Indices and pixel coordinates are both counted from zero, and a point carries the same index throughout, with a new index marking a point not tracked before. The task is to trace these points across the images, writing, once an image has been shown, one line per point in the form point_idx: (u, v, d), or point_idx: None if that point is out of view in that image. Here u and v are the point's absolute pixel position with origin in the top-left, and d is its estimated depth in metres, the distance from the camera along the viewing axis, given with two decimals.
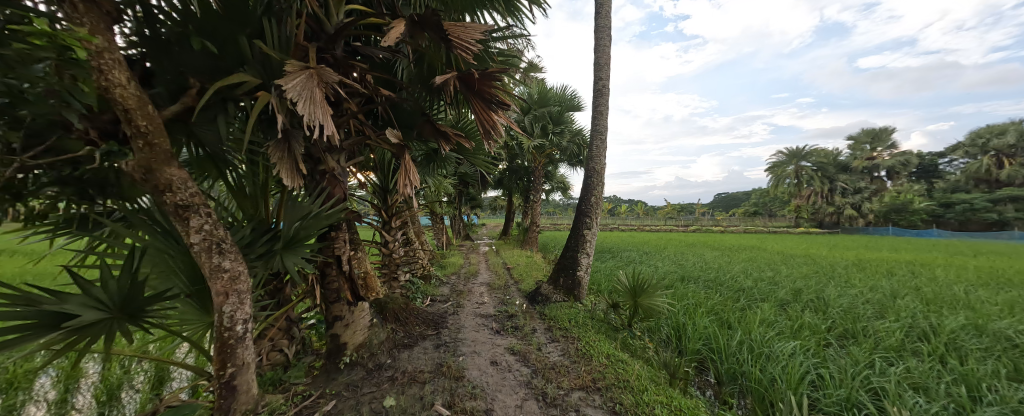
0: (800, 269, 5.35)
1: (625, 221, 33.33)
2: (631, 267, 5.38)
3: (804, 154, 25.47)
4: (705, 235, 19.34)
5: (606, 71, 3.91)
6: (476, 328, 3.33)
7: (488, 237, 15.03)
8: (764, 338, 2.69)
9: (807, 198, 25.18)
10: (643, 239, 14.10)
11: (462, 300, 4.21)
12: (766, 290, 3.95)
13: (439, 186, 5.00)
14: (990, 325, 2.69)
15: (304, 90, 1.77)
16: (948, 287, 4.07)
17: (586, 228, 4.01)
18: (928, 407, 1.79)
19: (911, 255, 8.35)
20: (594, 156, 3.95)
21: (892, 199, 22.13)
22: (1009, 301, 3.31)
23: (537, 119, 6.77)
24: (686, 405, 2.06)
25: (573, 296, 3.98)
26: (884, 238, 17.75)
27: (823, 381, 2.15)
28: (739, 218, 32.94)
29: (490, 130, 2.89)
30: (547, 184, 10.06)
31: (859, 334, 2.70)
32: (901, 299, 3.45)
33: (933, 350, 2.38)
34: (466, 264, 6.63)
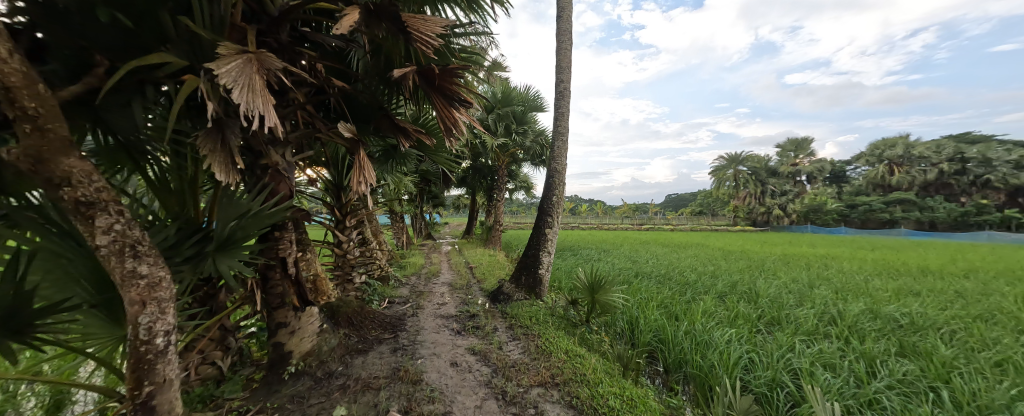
0: (737, 263, 5.90)
1: (587, 220, 34.58)
2: (589, 264, 5.59)
3: (743, 159, 28.12)
4: (657, 233, 20.67)
5: (568, 74, 4.01)
6: (436, 330, 3.26)
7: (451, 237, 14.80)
8: (705, 328, 2.94)
9: (745, 199, 27.86)
10: (601, 238, 14.73)
11: (423, 301, 4.10)
12: (708, 284, 4.31)
13: (399, 183, 4.81)
14: (883, 309, 3.16)
15: (241, 76, 1.60)
16: (853, 277, 4.71)
17: (547, 227, 4.07)
18: (835, 383, 2.06)
19: (826, 250, 9.57)
20: (556, 157, 4.03)
21: (812, 201, 25.26)
22: (894, 288, 3.93)
23: (500, 118, 6.76)
24: (637, 394, 2.19)
25: (535, 294, 4.03)
26: (805, 235, 20.17)
27: (753, 364, 2.39)
28: (688, 217, 35.61)
29: (451, 128, 2.83)
30: (511, 184, 10.12)
31: (783, 321, 3.04)
32: (816, 289, 3.94)
33: (839, 333, 2.75)
34: (427, 264, 6.47)
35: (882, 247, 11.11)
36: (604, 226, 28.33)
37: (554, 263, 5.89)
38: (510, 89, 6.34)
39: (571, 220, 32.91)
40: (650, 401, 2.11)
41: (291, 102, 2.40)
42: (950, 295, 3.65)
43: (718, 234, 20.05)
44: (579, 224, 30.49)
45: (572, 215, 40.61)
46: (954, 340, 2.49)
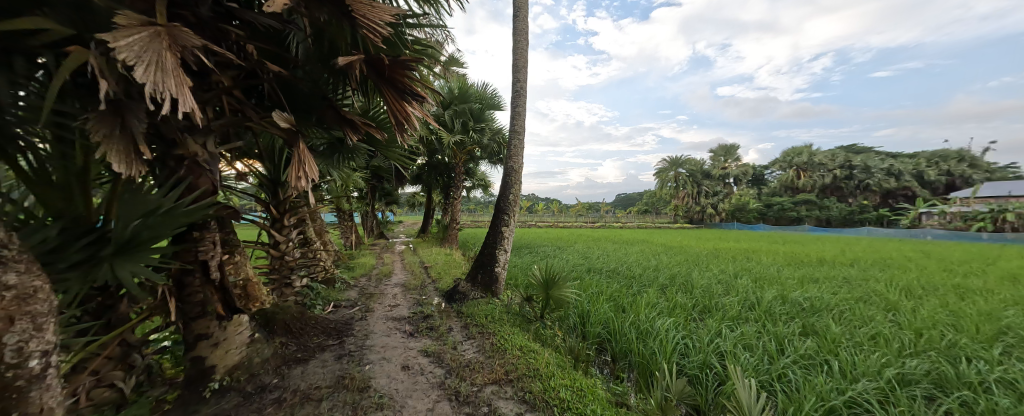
0: (676, 258, 6.45)
1: (544, 218, 35.46)
2: (545, 262, 5.74)
3: (684, 162, 30.78)
4: (608, 231, 21.86)
5: (524, 74, 4.05)
6: (386, 333, 3.11)
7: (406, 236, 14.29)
8: (649, 318, 3.17)
9: (685, 199, 30.53)
10: (557, 235, 15.23)
11: (372, 303, 3.90)
12: (652, 277, 4.66)
13: (348, 180, 4.51)
14: (791, 295, 3.66)
15: (148, 52, 1.38)
16: (769, 268, 5.39)
17: (504, 225, 4.07)
18: (752, 362, 2.35)
19: (749, 244, 10.84)
20: (513, 155, 4.05)
21: (739, 201, 28.43)
22: (799, 276, 4.58)
23: (457, 115, 6.65)
24: (586, 384, 2.29)
25: (491, 292, 4.03)
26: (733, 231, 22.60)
27: (688, 349, 2.64)
28: (637, 216, 38.13)
29: (403, 121, 2.71)
30: (468, 182, 10.00)
31: (713, 309, 3.38)
32: (740, 279, 4.44)
33: (757, 317, 3.13)
34: (379, 265, 6.18)
35: (792, 241, 12.90)
36: (561, 225, 29.29)
37: (511, 261, 5.96)
38: (467, 85, 6.25)
39: (529, 219, 33.54)
40: (598, 390, 2.22)
41: (214, 85, 2.12)
42: (841, 281, 4.33)
43: (663, 232, 21.80)
44: (537, 222, 31.19)
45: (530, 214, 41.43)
46: (842, 319, 2.97)
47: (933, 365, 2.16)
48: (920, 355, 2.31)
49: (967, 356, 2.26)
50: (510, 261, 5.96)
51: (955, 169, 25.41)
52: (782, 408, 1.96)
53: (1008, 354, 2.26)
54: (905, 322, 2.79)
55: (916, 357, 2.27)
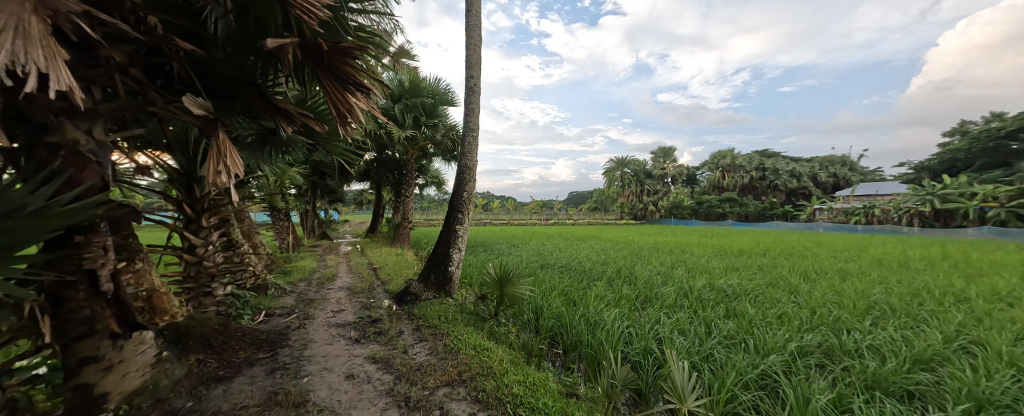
0: (622, 252, 6.89)
1: (499, 216, 35.63)
2: (499, 259, 5.77)
3: (629, 162, 32.92)
4: (559, 227, 22.65)
5: (478, 70, 4.01)
6: (328, 341, 2.89)
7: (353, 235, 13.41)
8: (597, 310, 3.34)
9: (631, 196, 32.70)
10: (512, 233, 15.40)
11: (312, 309, 3.59)
12: (600, 271, 4.92)
13: (283, 175, 4.10)
14: (717, 283, 4.11)
15: (8, 17, 1.12)
16: (700, 259, 6.00)
17: (458, 223, 3.99)
18: (685, 344, 2.59)
19: (684, 238, 11.97)
20: (467, 153, 3.98)
21: (677, 199, 31.19)
22: (723, 266, 5.16)
23: (409, 110, 6.39)
24: (538, 378, 2.34)
25: (445, 292, 3.94)
26: (671, 227, 24.72)
27: (632, 336, 2.83)
28: (588, 213, 39.99)
29: (345, 114, 2.53)
30: (421, 179, 9.67)
31: (653, 299, 3.67)
32: (676, 270, 4.88)
33: (690, 304, 3.46)
34: (321, 267, 5.72)
35: (719, 235, 14.51)
36: (516, 223, 29.74)
37: (465, 259, 5.89)
38: (418, 79, 6.02)
39: (486, 217, 33.53)
40: (550, 383, 2.28)
41: (103, 61, 1.78)
42: (756, 269, 4.95)
43: (611, 228, 23.26)
44: (493, 220, 31.32)
45: (486, 211, 41.36)
46: (756, 302, 3.40)
47: (823, 338, 2.57)
48: (814, 329, 2.73)
49: (846, 328, 2.72)
50: (464, 259, 5.89)
51: (841, 172, 30.51)
52: (710, 384, 2.19)
53: (876, 325, 2.77)
54: (804, 302, 3.28)
55: (811, 332, 2.68)
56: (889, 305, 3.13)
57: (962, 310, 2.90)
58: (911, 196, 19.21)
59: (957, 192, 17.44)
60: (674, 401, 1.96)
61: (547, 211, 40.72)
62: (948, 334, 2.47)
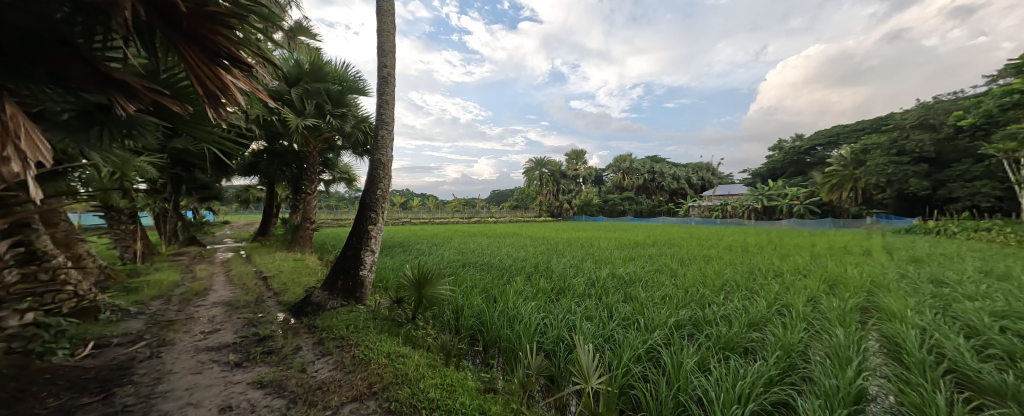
0: (539, 248, 7.34)
1: (418, 214, 34.10)
2: (418, 260, 5.54)
3: (546, 162, 34.76)
4: (481, 226, 22.93)
5: (392, 60, 3.74)
6: (195, 370, 2.36)
7: (234, 240, 11.24)
8: (515, 304, 3.47)
9: (548, 195, 34.77)
10: (433, 232, 14.99)
11: (171, 334, 2.89)
12: (520, 266, 5.14)
13: (124, 166, 3.19)
14: (619, 271, 4.67)
15: None
16: (605, 251, 6.76)
17: (371, 224, 3.66)
18: (591, 329, 2.86)
19: (592, 233, 13.32)
20: (380, 148, 3.67)
21: (588, 198, 34.36)
22: (622, 256, 5.89)
23: (309, 95, 5.64)
24: (456, 378, 2.31)
25: (354, 299, 3.58)
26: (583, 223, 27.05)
27: (546, 326, 3.01)
28: (510, 211, 41.16)
29: (217, 93, 2.09)
30: (327, 175, 8.63)
31: (566, 290, 3.97)
32: (585, 262, 5.40)
33: (596, 292, 3.84)
34: (187, 281, 4.64)
35: (619, 229, 16.57)
36: (437, 221, 28.99)
37: (379, 262, 5.50)
38: (321, 62, 5.34)
39: (403, 216, 31.72)
40: (468, 382, 2.28)
41: None
42: (645, 258, 5.80)
43: (530, 226, 24.45)
44: (413, 219, 29.93)
45: (404, 210, 39.15)
46: (647, 287, 3.95)
47: (693, 313, 3.13)
48: (687, 306, 3.31)
49: (708, 303, 3.37)
50: (378, 262, 5.47)
51: (709, 176, 37.82)
52: (610, 362, 2.46)
53: (727, 298, 3.50)
54: (679, 284, 3.96)
55: (685, 308, 3.24)
56: (735, 281, 4.00)
57: (777, 282, 3.87)
58: (749, 196, 24.83)
59: (778, 193, 23.23)
60: (581, 382, 2.14)
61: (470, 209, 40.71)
62: (770, 300, 3.27)
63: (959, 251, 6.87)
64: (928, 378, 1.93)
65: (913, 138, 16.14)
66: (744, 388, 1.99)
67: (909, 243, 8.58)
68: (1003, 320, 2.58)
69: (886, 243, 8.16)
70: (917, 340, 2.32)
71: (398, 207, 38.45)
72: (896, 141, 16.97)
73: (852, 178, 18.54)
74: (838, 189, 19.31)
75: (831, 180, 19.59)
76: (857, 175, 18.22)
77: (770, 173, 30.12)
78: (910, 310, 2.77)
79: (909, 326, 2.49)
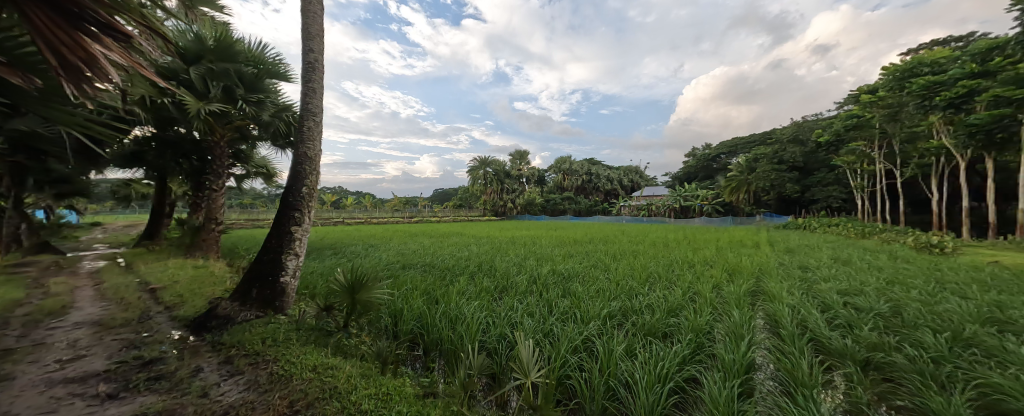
0: (482, 247, 7.33)
1: (352, 213, 31.58)
2: (352, 263, 5.15)
3: (489, 161, 34.66)
4: (422, 225, 22.15)
5: (319, 44, 3.40)
6: (46, 409, 1.86)
7: (108, 245, 9.19)
8: (458, 305, 3.42)
9: (492, 194, 34.85)
10: (370, 232, 14.07)
11: (8, 366, 2.25)
12: (463, 266, 5.08)
13: None
14: (559, 268, 4.90)
15: None
16: (546, 248, 7.03)
17: (294, 224, 3.27)
18: (533, 326, 2.94)
19: (533, 232, 13.70)
20: (306, 140, 3.30)
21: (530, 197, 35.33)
22: (561, 253, 6.17)
23: (215, 76, 4.86)
24: (393, 386, 2.19)
25: (272, 309, 3.18)
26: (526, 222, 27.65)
27: (489, 326, 3.01)
28: (454, 210, 40.35)
29: (79, 65, 1.69)
30: (240, 169, 7.54)
31: (509, 288, 4.03)
32: (528, 260, 5.55)
33: (538, 289, 3.97)
34: (34, 298, 3.67)
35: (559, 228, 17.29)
36: (374, 220, 27.35)
37: (304, 266, 4.98)
38: (230, 39, 4.64)
39: (334, 216, 29.04)
40: (406, 388, 2.18)
41: None
42: (582, 254, 6.16)
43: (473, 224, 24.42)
44: (346, 218, 27.78)
45: (334, 209, 35.84)
46: (584, 282, 4.20)
47: (624, 304, 3.39)
48: (619, 297, 3.58)
49: (636, 293, 3.70)
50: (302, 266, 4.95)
51: (639, 179, 41.69)
52: (549, 355, 2.55)
53: (651, 288, 3.89)
54: (612, 277, 4.29)
55: (616, 300, 3.51)
56: (658, 273, 4.47)
57: (690, 272, 4.42)
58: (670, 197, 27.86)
59: (693, 194, 26.46)
60: (521, 376, 2.18)
61: (412, 208, 39.09)
62: (685, 289, 3.71)
63: (818, 242, 8.59)
64: (798, 346, 2.37)
65: (789, 150, 19.93)
66: (663, 368, 2.22)
67: (785, 237, 10.43)
68: (846, 296, 3.28)
69: (769, 237, 9.84)
70: (790, 317, 2.83)
71: (329, 206, 35.27)
72: (777, 152, 20.53)
73: (746, 182, 22.02)
74: (736, 191, 22.87)
75: (731, 184, 23.15)
76: (749, 180, 21.72)
77: (686, 177, 34.25)
78: (786, 291, 3.38)
79: (786, 305, 3.03)
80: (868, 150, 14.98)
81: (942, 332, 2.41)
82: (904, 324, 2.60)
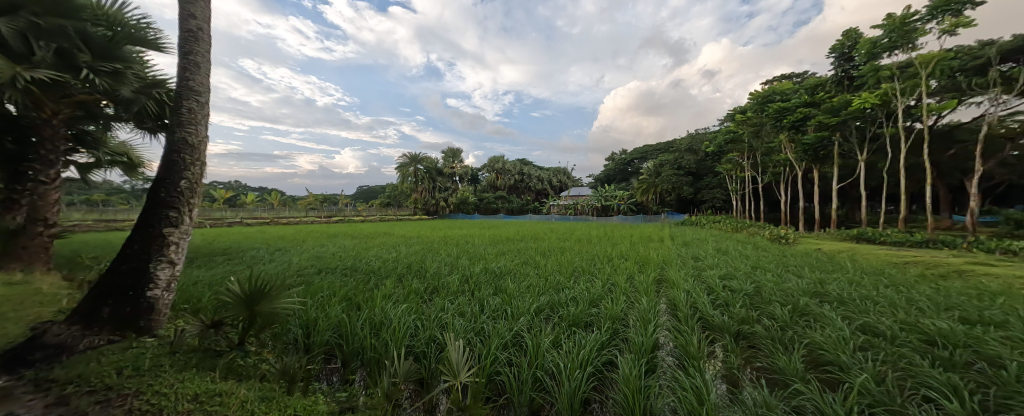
0: (412, 247, 7.01)
1: (251, 211, 27.14)
2: (252, 270, 4.44)
3: (420, 159, 32.88)
4: (339, 225, 20.19)
5: (203, 10, 2.85)
6: None
7: None
8: (383, 310, 3.19)
9: (422, 192, 33.47)
10: (275, 234, 12.29)
11: None
12: (390, 268, 4.78)
13: None
14: (492, 266, 4.94)
15: None
16: (478, 247, 7.01)
17: (168, 226, 2.66)
18: (464, 325, 2.90)
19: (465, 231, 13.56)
20: (186, 124, 2.73)
21: (462, 195, 34.90)
22: (494, 252, 6.23)
23: (43, 35, 3.71)
24: (302, 406, 1.94)
25: (133, 331, 2.53)
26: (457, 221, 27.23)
27: (418, 329, 2.88)
28: (379, 208, 37.63)
29: None
30: (89, 158, 5.92)
31: (440, 288, 3.92)
32: (460, 259, 5.48)
33: (470, 288, 3.94)
34: None
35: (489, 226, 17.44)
36: (282, 221, 24.02)
37: (183, 275, 4.13)
38: None
39: (226, 214, 24.53)
40: (318, 406, 1.96)
41: None
42: (514, 252, 6.32)
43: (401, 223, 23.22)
44: (245, 218, 23.81)
45: (227, 207, 30.30)
46: (515, 279, 4.30)
47: (551, 298, 3.56)
48: (549, 292, 3.74)
49: (563, 287, 3.94)
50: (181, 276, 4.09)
51: (566, 180, 44.47)
52: (479, 353, 2.54)
53: (576, 282, 4.16)
54: (541, 273, 4.49)
55: (545, 295, 3.68)
56: (581, 267, 4.82)
57: (608, 265, 4.86)
58: (593, 197, 30.30)
59: (612, 194, 29.18)
60: (450, 378, 2.12)
61: (331, 207, 35.37)
62: (604, 280, 4.06)
63: (704, 236, 10.23)
64: (690, 325, 2.78)
65: (686, 158, 23.32)
66: (584, 355, 2.39)
67: (680, 231, 12.15)
68: (724, 280, 3.98)
69: (669, 232, 11.38)
70: (686, 301, 3.30)
71: (222, 205, 29.79)
72: (677, 159, 23.85)
73: (653, 185, 25.02)
74: (645, 192, 25.70)
75: (642, 185, 25.84)
76: (655, 182, 24.67)
77: (607, 179, 37.67)
78: (682, 279, 3.95)
79: (682, 290, 3.53)
80: (742, 160, 18.38)
81: (786, 305, 3.07)
82: (762, 301, 3.25)
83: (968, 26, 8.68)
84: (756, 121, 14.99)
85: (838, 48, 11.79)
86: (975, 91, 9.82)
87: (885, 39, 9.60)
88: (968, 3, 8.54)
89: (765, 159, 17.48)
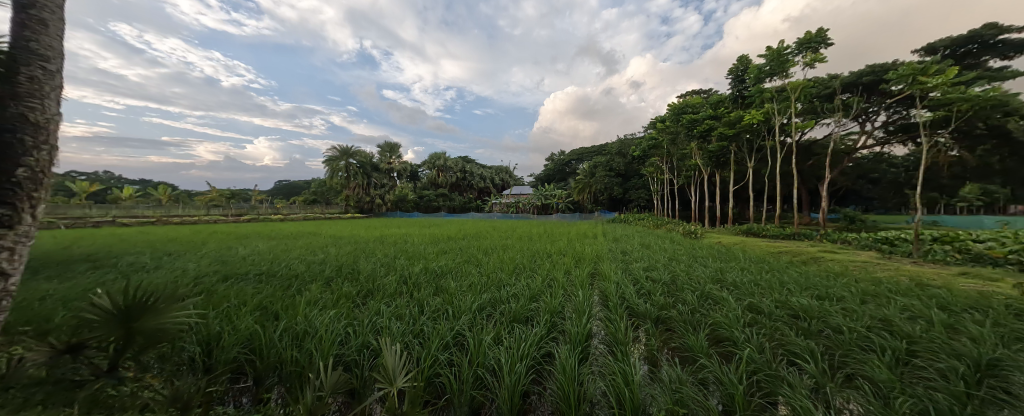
0: (343, 248, 6.47)
1: (128, 209, 22.16)
2: (131, 280, 3.65)
3: (351, 152, 30.34)
4: (249, 225, 17.60)
5: None
6: None
7: None
8: (307, 318, 2.89)
9: (354, 189, 30.94)
10: (161, 236, 10.25)
11: None
12: (316, 271, 4.34)
13: None
14: (433, 266, 4.79)
15: None
16: (418, 246, 6.77)
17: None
18: (401, 329, 2.76)
19: (403, 229, 12.91)
20: (29, 94, 2.06)
21: (400, 193, 33.15)
22: (435, 251, 6.06)
23: None
24: None
25: None
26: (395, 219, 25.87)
27: (349, 336, 2.66)
28: (303, 206, 33.80)
29: None
30: None
31: (374, 292, 3.66)
32: (399, 259, 5.22)
33: (408, 289, 3.78)
34: None
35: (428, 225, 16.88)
36: (174, 220, 20.14)
37: (22, 290, 3.22)
38: None
39: (89, 213, 19.60)
40: None
41: None
42: (455, 250, 6.21)
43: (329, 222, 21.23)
44: (118, 217, 19.37)
45: (89, 203, 24.21)
46: (457, 277, 4.24)
47: (493, 296, 3.58)
48: (491, 290, 3.74)
49: (504, 284, 3.99)
50: (19, 291, 3.18)
51: (508, 178, 45.26)
52: (417, 356, 2.43)
53: (516, 278, 4.25)
54: (483, 271, 4.50)
55: (487, 293, 3.68)
56: (523, 263, 4.95)
57: (547, 261, 5.06)
58: (533, 195, 31.31)
59: (551, 193, 30.48)
60: (386, 384, 1.98)
61: (242, 204, 30.73)
62: (544, 276, 4.23)
63: (628, 231, 11.29)
64: (618, 314, 3.02)
65: (616, 161, 25.39)
66: (524, 349, 2.44)
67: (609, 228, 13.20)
68: (647, 271, 4.43)
69: (600, 229, 12.28)
70: (615, 292, 3.60)
71: (82, 200, 23.75)
72: (608, 162, 25.80)
73: (588, 184, 26.74)
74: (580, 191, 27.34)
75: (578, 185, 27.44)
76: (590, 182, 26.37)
77: (546, 178, 39.27)
78: (612, 272, 4.30)
79: (613, 283, 3.84)
80: (662, 164, 20.62)
81: (695, 291, 3.54)
82: (677, 288, 3.70)
83: (823, 61, 10.89)
84: (673, 130, 16.92)
85: (735, 71, 13.89)
86: (826, 114, 12.46)
87: (768, 66, 11.54)
88: (823, 42, 10.73)
89: (679, 164, 19.87)
